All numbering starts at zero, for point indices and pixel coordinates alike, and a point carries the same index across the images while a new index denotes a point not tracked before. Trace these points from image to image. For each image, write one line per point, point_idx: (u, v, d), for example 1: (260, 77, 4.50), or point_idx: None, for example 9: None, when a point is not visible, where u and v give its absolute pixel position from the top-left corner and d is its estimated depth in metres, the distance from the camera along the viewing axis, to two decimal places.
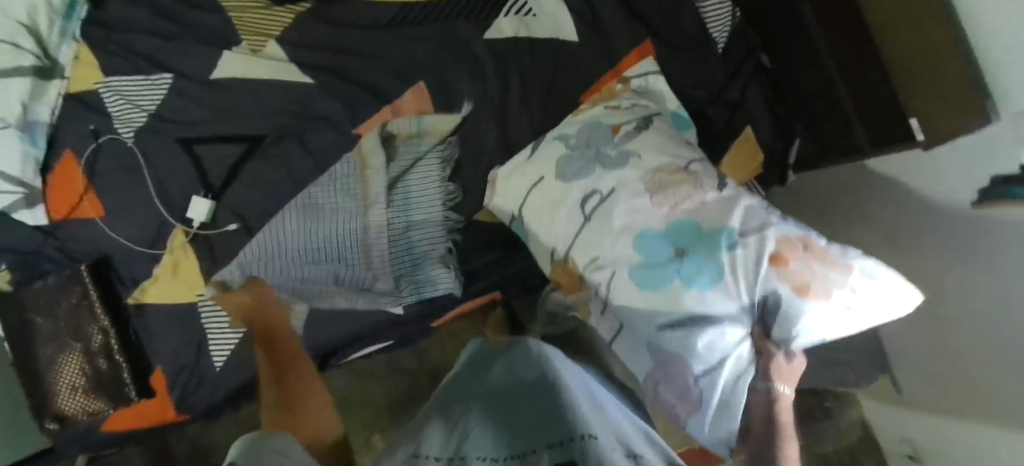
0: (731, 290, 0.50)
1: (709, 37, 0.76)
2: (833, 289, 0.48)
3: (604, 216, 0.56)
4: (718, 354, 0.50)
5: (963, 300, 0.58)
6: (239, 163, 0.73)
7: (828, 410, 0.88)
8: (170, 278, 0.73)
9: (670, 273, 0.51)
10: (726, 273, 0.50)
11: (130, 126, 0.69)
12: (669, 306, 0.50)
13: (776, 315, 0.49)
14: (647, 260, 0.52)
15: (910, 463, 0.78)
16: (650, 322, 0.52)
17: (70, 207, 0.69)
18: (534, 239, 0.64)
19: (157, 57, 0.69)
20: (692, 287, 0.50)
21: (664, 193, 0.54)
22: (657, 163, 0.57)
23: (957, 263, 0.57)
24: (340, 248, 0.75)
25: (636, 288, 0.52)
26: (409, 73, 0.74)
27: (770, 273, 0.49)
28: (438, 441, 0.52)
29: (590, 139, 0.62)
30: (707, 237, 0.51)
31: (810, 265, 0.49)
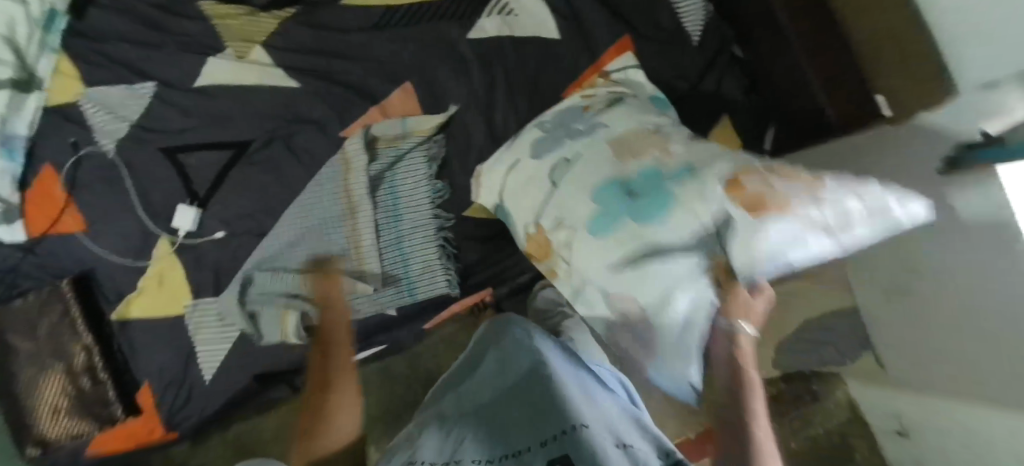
0: (684, 220, 0.46)
1: (685, 31, 0.74)
2: (792, 200, 0.42)
3: (567, 177, 0.54)
4: (667, 293, 0.47)
5: (958, 286, 0.64)
6: (224, 170, 0.71)
7: (815, 392, 0.97)
8: (154, 289, 0.72)
9: (621, 212, 0.49)
10: (683, 201, 0.46)
11: (112, 136, 0.70)
12: (620, 245, 0.49)
13: (732, 237, 0.43)
14: (601, 206, 0.50)
15: (899, 437, 0.87)
16: (609, 268, 0.49)
17: (53, 220, 0.71)
18: (513, 216, 0.62)
19: (138, 66, 0.70)
20: (642, 220, 0.47)
21: (626, 151, 0.52)
22: (626, 129, 0.55)
23: (941, 248, 0.64)
24: (329, 255, 0.70)
25: (590, 238, 0.51)
26: (396, 71, 0.70)
27: (724, 196, 0.44)
28: (435, 445, 0.57)
29: (565, 121, 0.61)
30: (661, 174, 0.48)
31: (771, 183, 0.44)
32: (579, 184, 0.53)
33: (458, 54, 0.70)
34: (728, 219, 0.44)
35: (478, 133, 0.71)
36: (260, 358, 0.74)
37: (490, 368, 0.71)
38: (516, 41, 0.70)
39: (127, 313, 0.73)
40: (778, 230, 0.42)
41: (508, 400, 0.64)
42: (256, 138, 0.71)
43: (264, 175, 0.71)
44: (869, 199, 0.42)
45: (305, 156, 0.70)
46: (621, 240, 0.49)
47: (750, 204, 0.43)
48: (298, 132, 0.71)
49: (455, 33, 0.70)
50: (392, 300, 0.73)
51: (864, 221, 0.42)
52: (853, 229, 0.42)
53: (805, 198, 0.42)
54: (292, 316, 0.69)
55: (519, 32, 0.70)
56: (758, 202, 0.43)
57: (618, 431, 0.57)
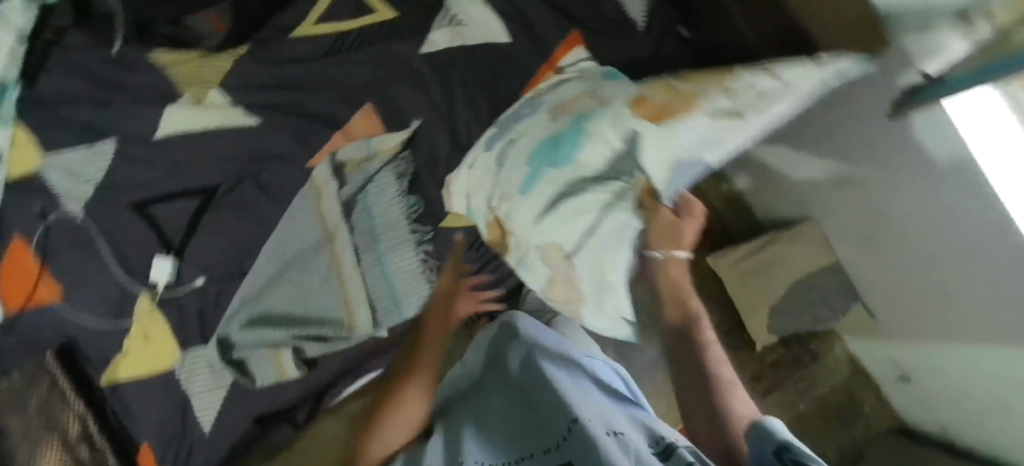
0: (601, 146, 0.52)
1: (629, 18, 0.74)
2: (690, 98, 0.45)
3: (506, 147, 0.60)
4: (601, 221, 0.55)
5: (936, 229, 0.66)
6: (195, 217, 0.71)
7: (815, 353, 0.97)
8: (139, 348, 0.72)
9: (549, 160, 0.55)
10: (592, 133, 0.52)
11: (79, 199, 0.69)
12: (551, 188, 0.55)
13: (647, 147, 0.49)
14: (532, 157, 0.56)
15: (902, 383, 0.89)
16: (543, 215, 0.57)
17: (28, 291, 0.70)
18: (473, 203, 0.67)
19: (94, 125, 0.67)
20: (558, 164, 0.54)
21: (562, 106, 0.57)
22: (559, 99, 0.59)
23: (918, 193, 0.66)
24: (314, 284, 0.70)
25: (526, 195, 0.58)
26: (353, 95, 0.70)
27: (631, 114, 0.49)
28: (444, 448, 0.66)
29: (516, 114, 0.62)
30: (578, 117, 0.53)
31: (669, 90, 0.48)
32: (513, 148, 0.59)
33: (414, 71, 0.70)
34: (635, 137, 0.49)
35: (444, 145, 0.72)
36: (259, 400, 0.74)
37: (493, 375, 0.77)
38: (469, 49, 0.70)
39: (116, 374, 0.72)
40: (694, 129, 0.46)
41: (514, 403, 0.71)
42: (224, 181, 0.71)
43: (235, 216, 0.71)
44: (781, 72, 0.43)
45: (273, 190, 0.72)
46: (547, 187, 0.56)
47: (653, 116, 0.47)
48: (265, 169, 0.72)
49: (409, 49, 0.70)
50: (383, 319, 0.73)
51: (778, 95, 0.44)
52: (768, 102, 0.44)
53: (716, 95, 0.45)
54: (286, 351, 0.70)
55: (472, 40, 0.70)
56: (659, 114, 0.47)
57: (613, 423, 0.63)
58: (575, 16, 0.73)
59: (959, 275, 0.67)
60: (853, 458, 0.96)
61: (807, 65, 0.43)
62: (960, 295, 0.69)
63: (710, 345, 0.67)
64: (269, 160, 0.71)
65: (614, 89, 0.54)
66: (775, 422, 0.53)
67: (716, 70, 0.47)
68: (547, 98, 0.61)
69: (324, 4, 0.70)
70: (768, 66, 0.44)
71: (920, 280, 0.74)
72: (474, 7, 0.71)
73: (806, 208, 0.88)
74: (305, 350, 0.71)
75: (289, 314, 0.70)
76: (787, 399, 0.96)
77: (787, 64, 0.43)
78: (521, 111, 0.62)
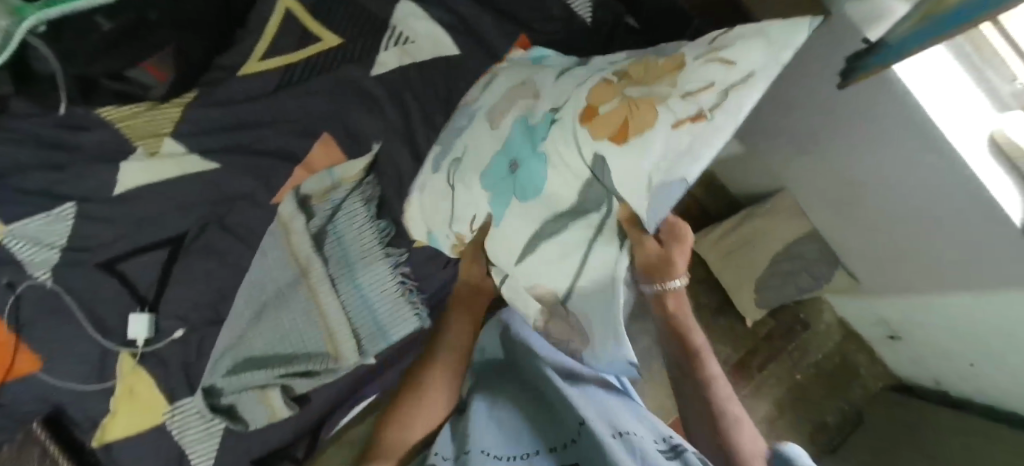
0: (562, 167, 0.49)
1: (574, 15, 0.73)
2: (646, 114, 0.43)
3: (459, 174, 0.60)
4: (578, 257, 0.51)
5: (900, 191, 0.67)
6: (166, 268, 0.70)
7: (807, 321, 0.98)
8: (127, 406, 0.70)
9: (510, 188, 0.54)
10: (551, 154, 0.50)
11: (45, 265, 0.69)
12: (523, 218, 0.54)
13: (610, 175, 0.46)
14: (495, 186, 0.55)
15: (892, 340, 0.91)
16: (529, 251, 0.54)
17: (6, 366, 0.68)
18: (435, 227, 0.66)
19: (55, 190, 0.69)
20: (527, 197, 0.52)
21: (499, 114, 0.58)
22: (505, 99, 0.59)
23: (875, 160, 0.68)
24: (294, 321, 0.70)
25: (498, 229, 0.57)
26: (310, 126, 0.69)
27: (585, 129, 0.47)
28: (452, 441, 0.72)
29: (467, 132, 0.62)
30: (528, 134, 0.53)
31: (621, 96, 0.45)
32: (470, 176, 0.58)
33: (368, 95, 0.70)
34: (602, 160, 0.46)
35: (407, 165, 0.71)
36: (256, 443, 0.73)
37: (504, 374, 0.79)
38: (419, 67, 0.71)
39: (106, 436, 0.71)
40: (658, 139, 0.42)
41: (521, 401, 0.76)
42: (191, 229, 0.70)
43: (208, 259, 0.70)
44: (728, 60, 0.41)
45: (242, 232, 0.70)
46: (523, 221, 0.54)
47: (617, 131, 0.44)
48: (230, 211, 0.71)
49: (359, 73, 0.70)
50: (369, 348, 0.72)
51: (737, 87, 0.40)
52: (732, 95, 0.40)
53: (671, 97, 0.42)
54: (274, 391, 0.68)
55: (421, 57, 0.71)
56: (623, 127, 0.44)
57: (615, 420, 0.70)
58: (520, 19, 0.72)
59: (920, 230, 0.69)
60: (855, 417, 0.98)
61: (753, 45, 0.40)
62: (924, 253, 0.71)
63: (715, 379, 0.70)
64: (233, 201, 0.70)
65: (553, 95, 0.53)
66: (789, 445, 0.65)
67: (661, 64, 0.46)
68: (480, 102, 0.63)
69: (266, 37, 0.69)
70: (716, 54, 0.42)
71: (886, 240, 0.77)
72: (418, 23, 0.71)
73: (776, 180, 0.89)
74: (294, 388, 0.70)
75: (273, 356, 0.69)
76: (784, 371, 0.97)
77: (735, 48, 0.41)
78: (459, 119, 0.65)
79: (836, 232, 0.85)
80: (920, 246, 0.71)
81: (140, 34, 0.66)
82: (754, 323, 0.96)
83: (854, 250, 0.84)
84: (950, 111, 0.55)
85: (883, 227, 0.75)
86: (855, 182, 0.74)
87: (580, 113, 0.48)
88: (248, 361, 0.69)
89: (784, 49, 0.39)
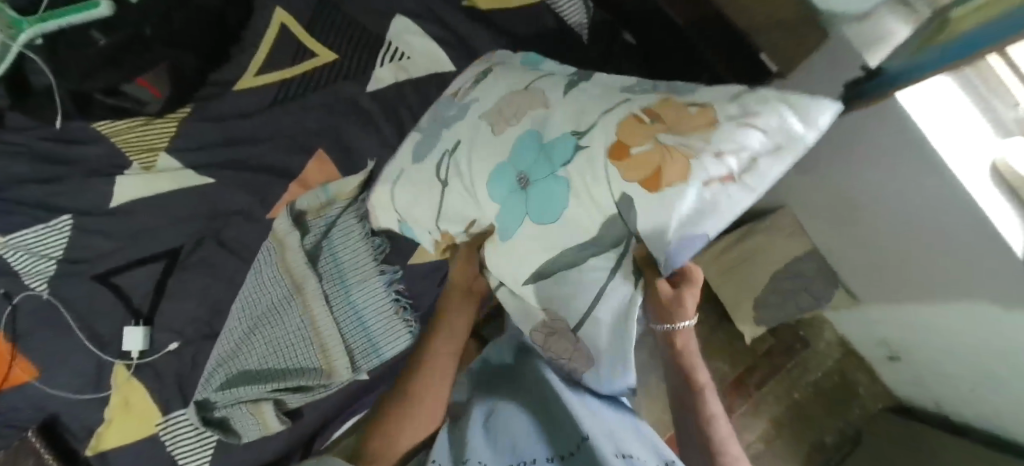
0: (584, 199, 0.46)
1: (570, 28, 0.75)
2: (682, 166, 0.41)
3: (456, 176, 0.57)
4: (595, 288, 0.50)
5: (903, 215, 0.66)
6: (162, 280, 0.70)
7: (804, 338, 0.98)
8: (121, 417, 0.71)
9: (521, 207, 0.51)
10: (574, 187, 0.47)
11: (41, 276, 0.70)
12: (532, 243, 0.51)
13: (638, 218, 0.43)
14: (502, 202, 0.53)
15: (891, 361, 0.90)
16: (541, 273, 0.53)
17: (2, 376, 0.69)
18: (417, 223, 0.64)
19: (49, 202, 0.69)
20: (543, 218, 0.49)
21: (503, 120, 0.55)
22: (501, 104, 0.57)
23: (878, 183, 0.66)
24: (287, 337, 0.69)
25: (504, 242, 0.55)
26: (306, 142, 0.70)
27: (615, 170, 0.44)
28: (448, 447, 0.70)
29: (461, 132, 0.59)
30: (540, 151, 0.50)
31: (657, 139, 0.42)
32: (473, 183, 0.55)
33: (362, 110, 0.70)
34: (628, 201, 0.44)
35: None
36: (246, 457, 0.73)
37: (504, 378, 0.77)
38: (414, 83, 0.71)
39: (100, 446, 0.71)
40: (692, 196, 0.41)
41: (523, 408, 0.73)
42: (186, 242, 0.70)
43: (202, 276, 0.70)
44: (762, 125, 0.40)
45: (237, 247, 0.71)
46: (533, 242, 0.51)
47: (649, 178, 0.42)
48: (225, 225, 0.71)
49: (354, 89, 0.70)
50: (361, 364, 0.70)
51: (768, 155, 0.40)
52: (763, 161, 0.40)
53: (708, 153, 0.40)
54: (266, 404, 0.68)
55: (416, 73, 0.71)
56: (658, 175, 0.42)
57: (618, 439, 0.67)
58: (514, 36, 0.73)
59: (920, 256, 0.68)
60: (853, 437, 0.97)
61: (781, 110, 0.40)
62: (924, 279, 0.70)
63: (715, 418, 0.69)
64: (229, 216, 0.71)
65: (566, 115, 0.50)
66: None
67: (690, 110, 0.43)
68: (471, 97, 0.61)
69: (264, 51, 0.71)
70: (751, 113, 0.40)
71: (886, 263, 0.75)
72: (414, 40, 0.72)
73: (776, 197, 0.88)
74: (286, 402, 0.70)
75: (265, 370, 0.68)
76: (781, 388, 0.96)
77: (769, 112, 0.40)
78: (448, 113, 0.63)
79: (836, 252, 0.84)
80: (921, 271, 0.70)
81: (132, 50, 0.67)
82: (752, 339, 0.95)
83: (854, 270, 0.82)
84: (949, 136, 0.54)
85: (886, 248, 0.73)
86: (854, 203, 0.73)
87: (606, 149, 0.45)
88: (241, 374, 0.68)
89: (814, 126, 0.39)
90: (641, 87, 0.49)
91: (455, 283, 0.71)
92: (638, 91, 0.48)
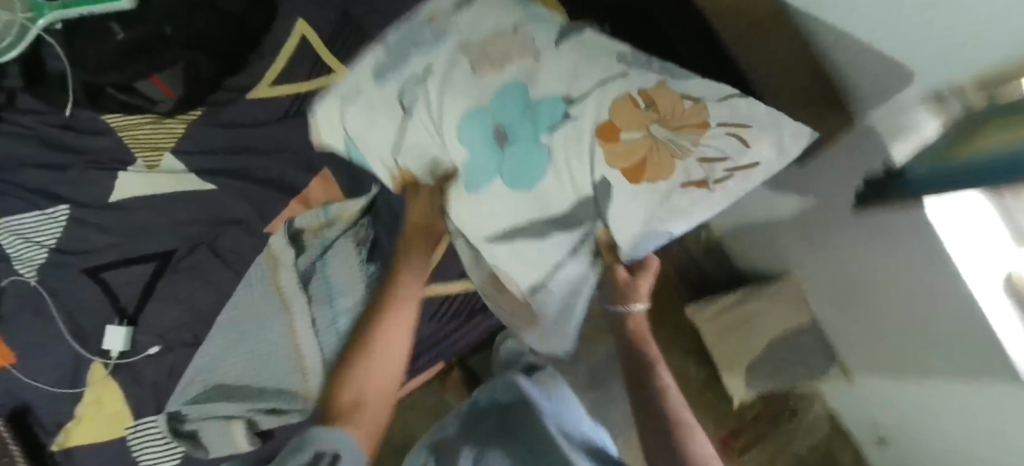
0: (559, 178, 0.48)
1: None
2: (665, 168, 0.42)
3: (423, 108, 0.54)
4: (552, 263, 0.53)
5: (906, 310, 0.64)
6: (151, 282, 0.69)
7: (793, 409, 0.96)
8: (94, 414, 0.70)
9: (489, 165, 0.51)
10: (553, 158, 0.48)
11: (32, 263, 0.69)
12: (494, 201, 0.52)
13: (607, 200, 0.46)
14: (472, 150, 0.51)
15: (880, 445, 0.87)
16: (504, 234, 0.53)
17: None
18: (368, 153, 0.60)
19: (52, 191, 0.70)
20: (516, 184, 0.50)
21: (487, 66, 0.51)
22: (484, 37, 0.52)
23: (881, 273, 0.65)
24: (270, 356, 0.68)
25: (467, 194, 0.54)
26: (312, 160, 0.68)
27: (601, 152, 0.44)
28: None
29: (431, 61, 0.54)
30: (526, 111, 0.48)
31: (648, 132, 0.43)
32: (442, 119, 0.53)
33: None
34: (608, 190, 0.45)
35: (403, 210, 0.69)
36: None
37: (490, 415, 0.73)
38: None
39: (69, 441, 0.70)
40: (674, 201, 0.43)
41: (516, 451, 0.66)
42: (180, 247, 0.69)
43: (191, 283, 0.69)
44: (752, 146, 0.40)
45: (231, 259, 0.69)
46: (500, 199, 0.52)
47: (631, 168, 0.43)
48: (221, 235, 0.69)
49: None
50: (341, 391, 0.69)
51: (743, 171, 0.41)
52: (740, 176, 0.41)
53: (692, 157, 0.41)
54: (239, 423, 0.67)
55: None
56: (639, 167, 0.43)
57: None
58: None
59: (919, 350, 0.67)
60: None
61: (778, 137, 0.40)
62: (919, 370, 0.69)
63: (702, 439, 0.54)
64: (227, 226, 0.69)
65: (556, 75, 0.48)
66: None
67: (683, 106, 0.42)
68: (452, 21, 0.55)
69: (283, 61, 0.69)
70: (745, 126, 0.40)
71: (883, 349, 0.74)
72: None
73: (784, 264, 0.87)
74: (261, 422, 0.68)
75: (244, 388, 0.68)
76: (763, 453, 0.95)
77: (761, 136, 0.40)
78: (420, 32, 0.56)
79: (833, 327, 0.82)
80: (914, 363, 0.69)
81: (148, 48, 0.64)
82: (740, 404, 0.94)
83: (850, 347, 0.81)
84: (972, 251, 0.52)
85: (880, 327, 0.72)
86: (859, 287, 0.71)
87: (596, 128, 0.45)
88: (219, 390, 0.67)
89: (789, 157, 0.40)
90: (636, 58, 0.46)
91: (414, 221, 0.61)
92: (638, 59, 0.46)
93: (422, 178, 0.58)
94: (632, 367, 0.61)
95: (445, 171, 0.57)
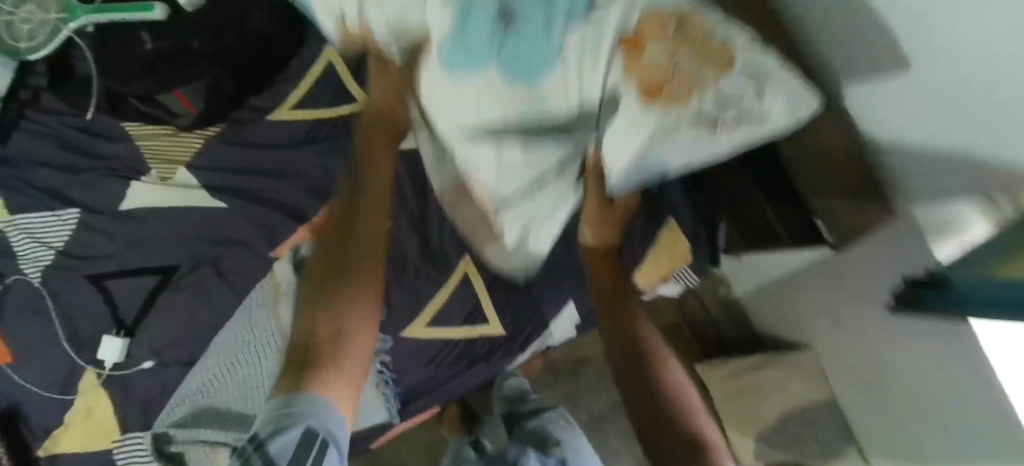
0: (554, 89, 0.37)
1: None
2: (686, 89, 0.34)
3: None
4: (520, 184, 0.45)
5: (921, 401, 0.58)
6: (152, 295, 0.68)
7: None
8: (82, 423, 0.69)
9: (485, 55, 0.36)
10: (557, 51, 0.35)
11: (38, 264, 0.69)
12: (475, 106, 0.40)
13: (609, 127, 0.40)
14: (451, 31, 0.37)
15: None
16: (481, 124, 0.41)
17: None
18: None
19: (63, 193, 0.69)
20: (514, 76, 0.36)
21: None
22: None
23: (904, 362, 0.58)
24: (261, 386, 0.66)
25: (440, 68, 0.39)
26: (325, 188, 0.67)
27: (616, 55, 0.34)
28: None
29: None
30: None
31: (674, 50, 0.33)
32: None
33: None
34: (615, 103, 0.37)
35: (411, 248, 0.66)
36: None
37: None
38: None
39: (55, 447, 0.69)
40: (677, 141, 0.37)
41: None
42: (184, 263, 0.68)
43: (191, 300, 0.68)
44: (764, 103, 0.35)
45: (234, 279, 0.68)
46: (470, 101, 0.40)
47: (648, 88, 0.35)
48: (225, 254, 0.68)
49: None
50: None
51: (750, 122, 0.36)
52: (744, 125, 0.36)
53: (695, 104, 0.35)
54: (224, 451, 0.66)
55: None
56: (659, 88, 0.35)
57: None
58: None
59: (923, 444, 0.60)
60: None
61: (783, 95, 0.34)
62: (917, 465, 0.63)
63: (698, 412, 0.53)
64: (231, 246, 0.68)
65: None
66: None
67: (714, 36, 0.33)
68: None
69: (303, 86, 0.69)
70: (765, 83, 0.34)
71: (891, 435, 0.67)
72: None
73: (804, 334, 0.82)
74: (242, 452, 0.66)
75: (227, 415, 0.66)
76: None
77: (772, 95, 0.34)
78: None
79: (846, 401, 0.74)
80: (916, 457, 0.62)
81: (177, 62, 0.64)
82: None
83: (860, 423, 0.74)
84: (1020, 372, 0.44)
85: (890, 409, 0.65)
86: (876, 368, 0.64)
87: (619, 35, 0.33)
88: (206, 415, 0.66)
89: (796, 119, 0.36)
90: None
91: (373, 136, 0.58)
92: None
93: (388, 50, 0.45)
94: (604, 298, 0.60)
95: (418, 37, 0.41)
